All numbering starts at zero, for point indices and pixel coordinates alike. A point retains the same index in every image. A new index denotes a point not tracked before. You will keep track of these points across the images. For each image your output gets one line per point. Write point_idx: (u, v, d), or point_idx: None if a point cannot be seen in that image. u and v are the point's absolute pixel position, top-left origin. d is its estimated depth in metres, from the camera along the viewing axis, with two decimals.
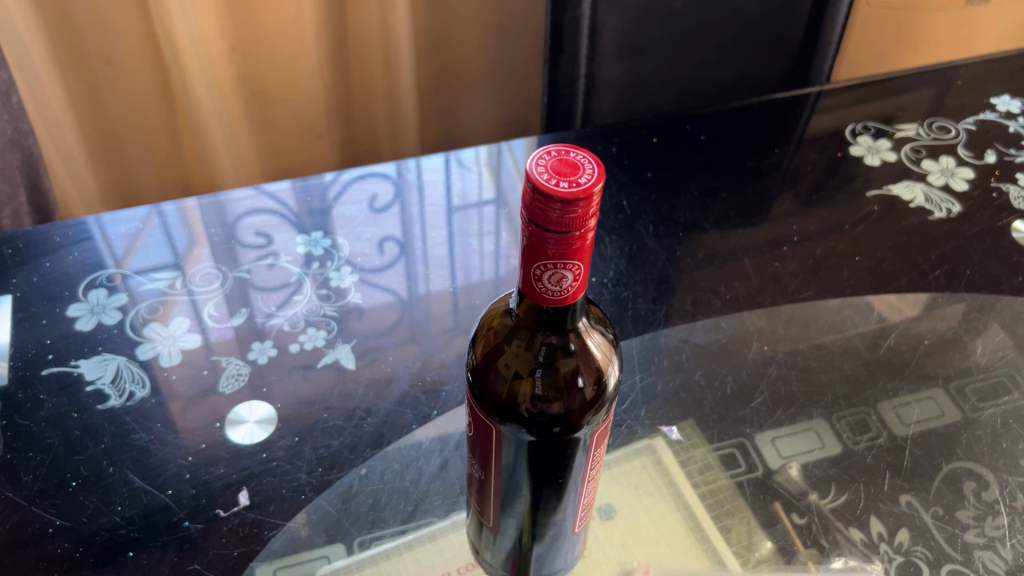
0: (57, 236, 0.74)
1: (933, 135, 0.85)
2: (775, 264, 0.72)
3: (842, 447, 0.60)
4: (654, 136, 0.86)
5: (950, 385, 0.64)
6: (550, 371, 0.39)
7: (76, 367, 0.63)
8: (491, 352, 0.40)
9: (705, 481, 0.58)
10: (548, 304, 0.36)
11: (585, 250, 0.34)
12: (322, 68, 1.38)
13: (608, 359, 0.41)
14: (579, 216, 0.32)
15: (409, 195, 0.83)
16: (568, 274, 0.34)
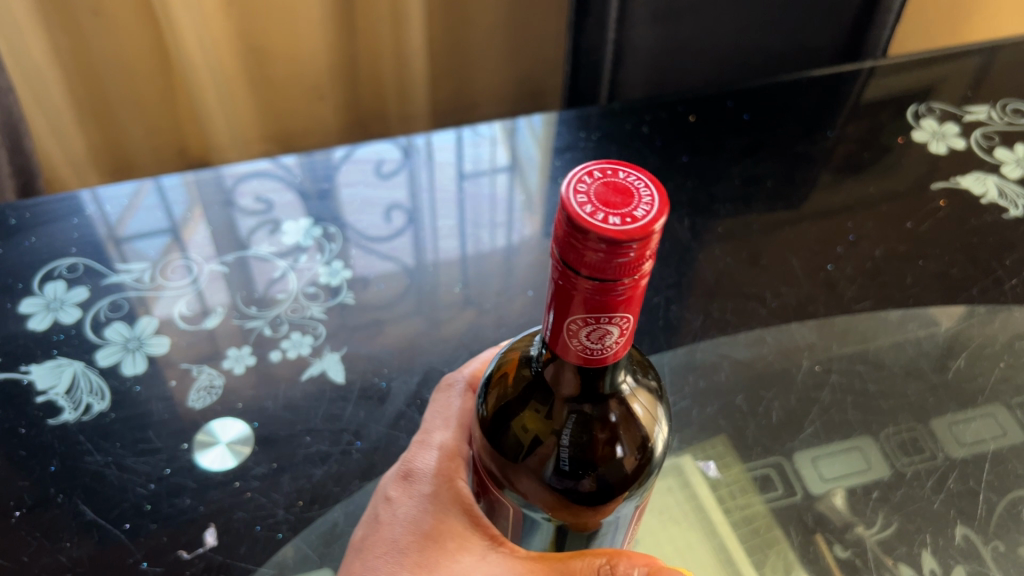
0: (14, 217, 0.65)
1: (1007, 120, 0.76)
2: (828, 267, 0.64)
3: (892, 469, 0.52)
4: (690, 113, 0.78)
5: (1014, 403, 0.56)
6: (581, 439, 0.31)
7: (27, 374, 0.55)
8: (507, 411, 0.32)
9: (739, 507, 0.50)
10: (585, 363, 0.27)
11: (637, 301, 0.25)
12: (326, 24, 1.28)
13: (656, 420, 0.33)
14: (631, 261, 0.23)
15: (417, 172, 0.74)
16: (614, 330, 0.26)
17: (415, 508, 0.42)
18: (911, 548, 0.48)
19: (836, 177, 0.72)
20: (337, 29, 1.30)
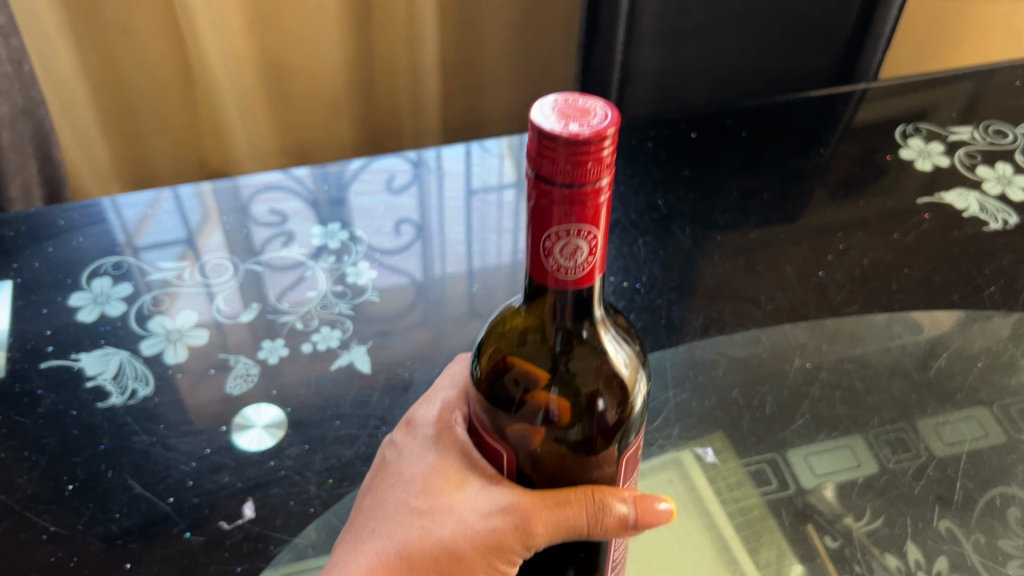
0: (62, 220, 0.71)
1: (989, 140, 0.81)
2: (819, 274, 0.69)
3: (879, 466, 0.55)
4: (692, 131, 0.84)
5: (995, 405, 0.59)
6: (567, 393, 0.36)
7: (77, 361, 0.60)
8: (500, 366, 0.37)
9: (734, 500, 0.53)
10: (560, 286, 0.30)
11: (601, 214, 0.28)
12: (342, 43, 1.34)
13: (637, 378, 0.37)
14: (591, 165, 0.27)
15: (427, 183, 0.81)
16: (584, 245, 0.29)
17: (421, 448, 0.45)
18: (893, 530, 0.51)
19: (833, 196, 0.77)
20: (352, 48, 1.36)
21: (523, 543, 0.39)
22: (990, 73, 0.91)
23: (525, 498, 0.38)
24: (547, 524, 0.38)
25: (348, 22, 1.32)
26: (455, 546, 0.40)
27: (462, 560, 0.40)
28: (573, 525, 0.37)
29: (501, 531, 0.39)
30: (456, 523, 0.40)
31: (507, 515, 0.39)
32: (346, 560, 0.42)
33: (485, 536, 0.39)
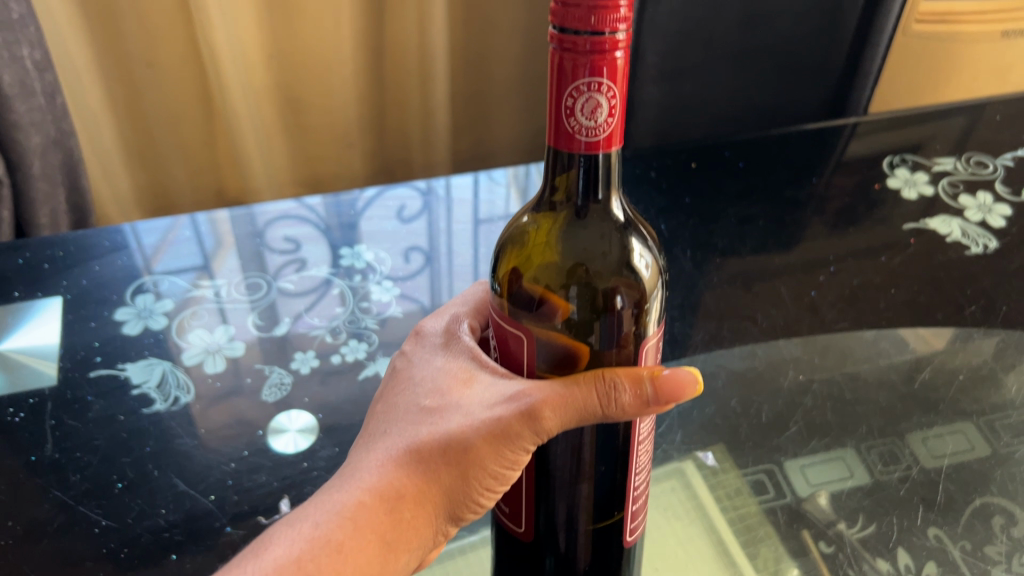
0: (108, 246, 0.79)
1: (970, 170, 0.88)
2: (811, 293, 0.74)
3: (872, 477, 0.59)
4: (692, 162, 0.91)
5: (981, 420, 0.63)
6: (586, 293, 0.39)
7: (123, 371, 0.65)
8: (521, 267, 0.41)
9: (735, 506, 0.57)
10: (581, 150, 0.33)
11: (617, 72, 0.32)
12: (357, 78, 1.40)
13: (656, 282, 0.40)
14: (615, 17, 0.31)
15: (435, 210, 0.88)
16: (603, 102, 0.32)
17: (430, 355, 0.47)
18: (882, 527, 0.55)
19: (833, 228, 0.82)
20: (367, 84, 1.42)
21: (532, 430, 0.40)
22: (968, 114, 0.98)
23: (535, 386, 0.40)
24: (557, 407, 0.39)
25: (363, 58, 1.39)
26: (464, 435, 0.41)
27: (471, 448, 0.41)
28: (584, 406, 0.38)
29: (510, 417, 0.40)
30: (465, 415, 0.42)
31: (517, 401, 0.40)
32: (355, 457, 0.43)
33: (495, 423, 0.40)
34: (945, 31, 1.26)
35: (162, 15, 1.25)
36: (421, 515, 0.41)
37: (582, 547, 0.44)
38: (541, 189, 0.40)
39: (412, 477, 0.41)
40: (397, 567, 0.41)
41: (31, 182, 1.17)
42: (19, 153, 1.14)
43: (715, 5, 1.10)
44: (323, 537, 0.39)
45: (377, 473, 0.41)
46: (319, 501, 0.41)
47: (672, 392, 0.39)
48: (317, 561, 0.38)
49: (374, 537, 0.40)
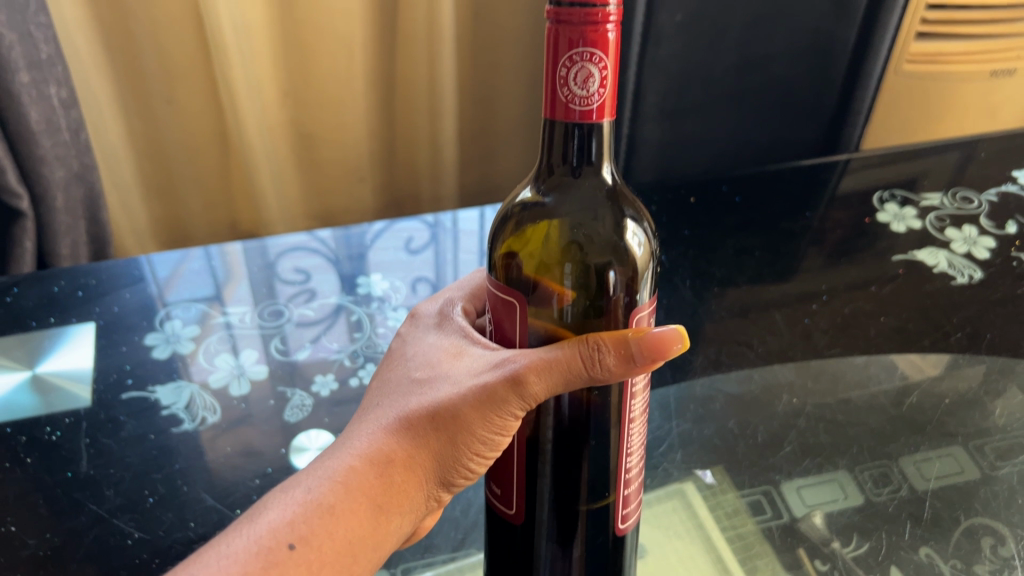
0: (138, 276, 0.85)
1: (956, 205, 0.93)
2: (805, 320, 0.79)
3: (865, 498, 0.62)
4: (692, 196, 0.98)
5: (969, 444, 0.66)
6: (579, 268, 0.43)
7: (153, 393, 0.69)
8: (518, 242, 0.44)
9: (733, 525, 0.59)
10: (576, 118, 0.37)
11: (608, 44, 0.35)
12: (368, 116, 1.45)
13: (648, 258, 0.43)
14: None
15: (443, 241, 0.93)
16: (595, 72, 0.36)
17: (425, 337, 0.51)
18: (874, 541, 0.58)
19: (829, 262, 0.86)
20: (379, 121, 1.47)
21: (518, 395, 0.42)
22: (953, 154, 1.04)
23: (522, 353, 0.42)
24: (541, 370, 0.41)
25: (374, 96, 1.44)
26: (451, 403, 0.44)
27: (460, 414, 0.43)
28: (567, 369, 0.40)
29: (495, 382, 0.43)
30: (454, 384, 0.45)
31: (502, 368, 0.43)
32: (348, 430, 0.45)
33: (481, 389, 0.43)
34: (936, 71, 1.31)
35: (182, 55, 1.31)
36: (410, 480, 0.44)
37: (572, 529, 0.45)
38: (537, 160, 0.43)
39: (400, 444, 0.44)
40: (389, 531, 0.43)
41: (53, 214, 1.22)
42: (43, 186, 1.18)
43: (712, 47, 1.20)
44: (316, 500, 0.41)
45: (368, 441, 0.43)
46: (313, 469, 0.43)
47: (654, 351, 0.40)
48: (310, 523, 0.40)
49: (365, 500, 0.42)
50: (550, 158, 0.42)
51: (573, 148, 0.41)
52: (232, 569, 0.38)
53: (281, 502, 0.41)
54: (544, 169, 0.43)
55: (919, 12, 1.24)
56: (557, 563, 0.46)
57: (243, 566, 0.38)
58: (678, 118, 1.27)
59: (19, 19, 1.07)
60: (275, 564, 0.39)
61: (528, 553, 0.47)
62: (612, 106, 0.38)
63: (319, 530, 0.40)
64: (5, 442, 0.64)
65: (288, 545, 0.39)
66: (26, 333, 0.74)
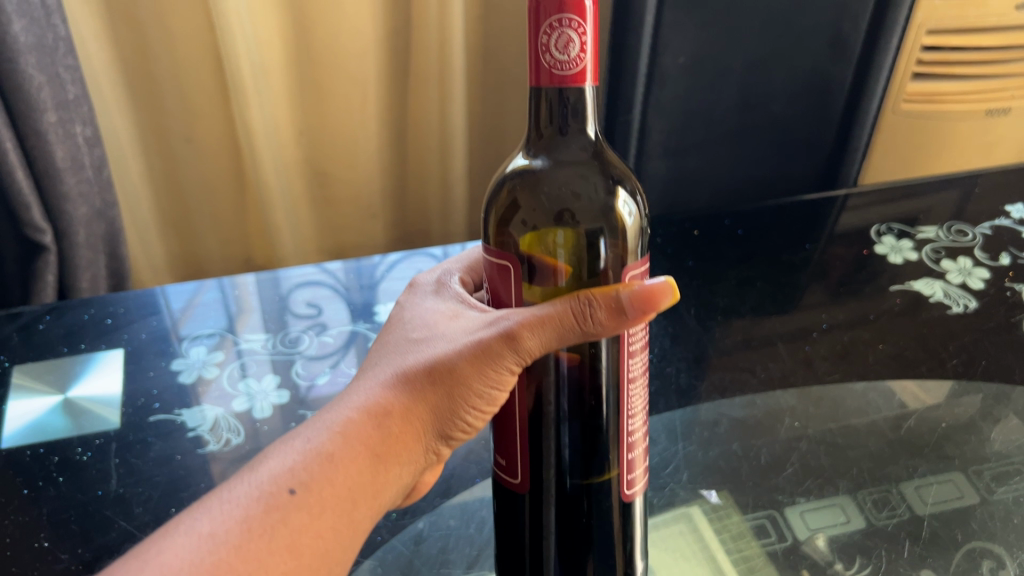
0: (165, 307, 0.89)
1: (951, 238, 0.97)
2: (805, 348, 0.82)
3: (866, 521, 0.62)
4: (695, 230, 1.04)
5: (967, 468, 0.67)
6: (572, 236, 0.44)
7: (179, 416, 0.73)
8: (510, 209, 0.45)
9: (738, 548, 0.60)
10: (558, 84, 0.40)
11: (585, 11, 0.39)
12: (380, 154, 1.49)
13: (638, 225, 0.46)
14: None
15: None
16: (575, 38, 0.39)
17: (424, 304, 0.54)
18: (870, 558, 0.59)
19: (833, 296, 0.90)
20: (390, 159, 1.52)
21: (512, 349, 0.44)
22: (948, 191, 1.09)
23: (517, 312, 0.45)
24: (535, 326, 0.43)
25: (386, 134, 1.48)
26: (449, 359, 0.46)
27: (457, 369, 0.46)
28: (561, 324, 0.43)
29: (490, 339, 0.45)
30: (451, 342, 0.47)
31: (498, 326, 0.45)
32: (349, 389, 0.48)
33: (477, 345, 0.45)
34: (933, 110, 1.34)
35: (201, 95, 1.35)
36: (409, 433, 0.46)
37: (579, 493, 0.48)
38: (526, 126, 0.46)
39: (398, 397, 0.46)
40: (388, 483, 0.45)
41: (75, 249, 1.25)
42: (66, 222, 1.22)
43: (714, 90, 1.25)
44: (316, 449, 0.43)
45: (368, 395, 0.46)
46: (315, 422, 0.46)
47: (645, 303, 0.42)
48: (311, 469, 0.42)
49: (364, 449, 0.44)
50: (538, 122, 0.46)
51: (558, 112, 0.45)
52: (236, 511, 0.41)
53: (284, 452, 0.44)
54: (533, 133, 0.46)
55: (915, 52, 1.29)
56: (565, 529, 0.48)
57: (246, 509, 0.40)
58: (682, 156, 1.31)
59: (48, 61, 1.12)
60: (277, 507, 0.41)
61: (537, 524, 0.49)
62: (593, 73, 0.41)
63: (319, 476, 0.42)
64: (37, 463, 0.67)
65: (290, 490, 0.42)
66: (57, 359, 0.79)
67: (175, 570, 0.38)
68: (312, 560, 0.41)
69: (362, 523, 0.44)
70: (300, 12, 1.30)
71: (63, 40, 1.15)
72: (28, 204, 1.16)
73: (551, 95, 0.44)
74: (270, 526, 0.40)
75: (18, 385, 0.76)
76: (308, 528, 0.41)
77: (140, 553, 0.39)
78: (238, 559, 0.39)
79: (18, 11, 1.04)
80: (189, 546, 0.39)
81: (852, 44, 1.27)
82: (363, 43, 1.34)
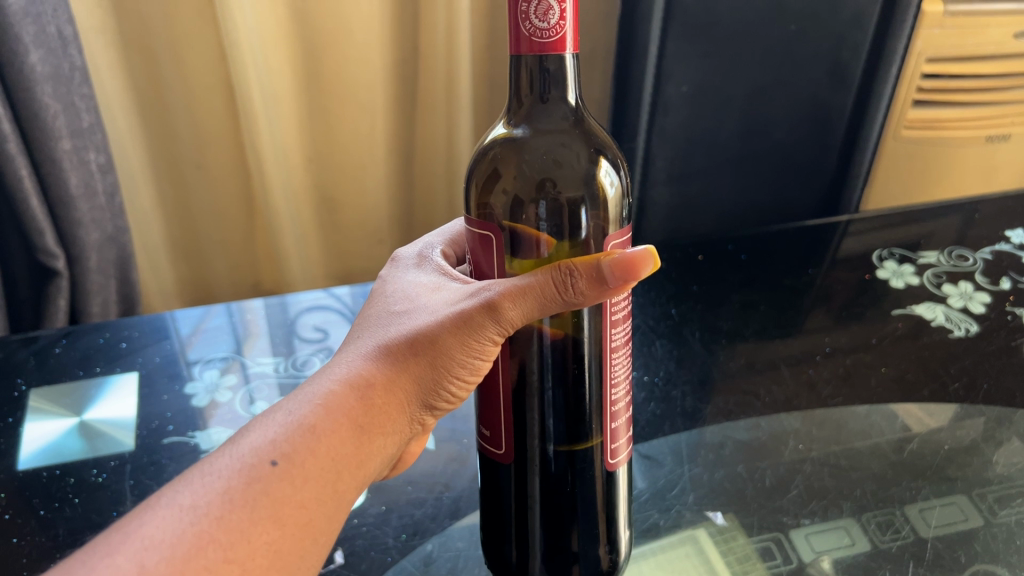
0: (177, 330, 0.91)
1: (952, 263, 0.99)
2: (809, 371, 0.83)
3: (871, 543, 0.63)
4: (699, 255, 1.05)
5: (970, 490, 0.68)
6: (553, 205, 0.46)
7: (192, 438, 0.74)
8: (492, 178, 0.47)
9: (744, 570, 0.61)
10: (539, 51, 0.42)
11: None
12: (387, 180, 1.51)
13: (618, 194, 0.48)
14: None
15: None
16: (553, 5, 0.41)
17: (407, 277, 0.58)
18: None
19: (836, 320, 0.91)
20: (398, 186, 1.54)
21: (492, 319, 0.47)
22: (948, 216, 1.10)
23: (499, 283, 0.47)
24: (516, 296, 0.46)
25: (394, 161, 1.50)
26: (430, 331, 0.49)
27: (438, 339, 0.49)
28: (541, 295, 0.46)
29: (472, 310, 0.48)
30: (433, 314, 0.50)
31: (479, 297, 0.48)
32: (331, 364, 0.50)
33: (460, 316, 0.48)
34: (933, 137, 1.36)
35: (212, 123, 1.37)
36: (390, 403, 0.49)
37: (563, 462, 0.51)
38: (509, 95, 0.47)
39: (380, 368, 0.49)
40: (371, 452, 0.48)
41: (87, 274, 1.26)
42: (78, 247, 1.23)
43: (717, 118, 1.27)
44: (297, 421, 0.46)
45: (350, 368, 0.49)
46: (297, 397, 0.48)
47: (625, 271, 0.45)
48: (292, 441, 0.45)
49: (345, 419, 0.46)
50: (519, 91, 0.47)
51: (539, 82, 0.46)
52: (218, 484, 0.43)
53: (265, 427, 0.46)
54: (515, 103, 0.47)
55: (914, 82, 1.30)
56: (548, 496, 0.52)
57: (227, 481, 0.42)
58: (686, 182, 1.33)
59: (64, 91, 1.14)
60: (259, 478, 0.43)
61: (522, 490, 0.53)
62: (574, 40, 0.43)
63: (302, 447, 0.45)
64: (53, 485, 0.68)
65: (271, 461, 0.44)
66: (73, 383, 0.80)
67: (157, 543, 0.39)
68: (295, 528, 0.43)
69: (346, 492, 0.46)
70: (310, 41, 1.32)
71: (79, 70, 1.17)
72: (42, 229, 1.18)
73: (533, 61, 0.46)
74: (252, 496, 0.42)
75: (33, 407, 0.77)
76: (291, 496, 0.43)
77: (123, 528, 0.41)
78: (220, 529, 0.41)
79: (36, 41, 1.07)
80: (172, 520, 0.41)
81: (853, 72, 1.29)
82: (371, 72, 1.37)
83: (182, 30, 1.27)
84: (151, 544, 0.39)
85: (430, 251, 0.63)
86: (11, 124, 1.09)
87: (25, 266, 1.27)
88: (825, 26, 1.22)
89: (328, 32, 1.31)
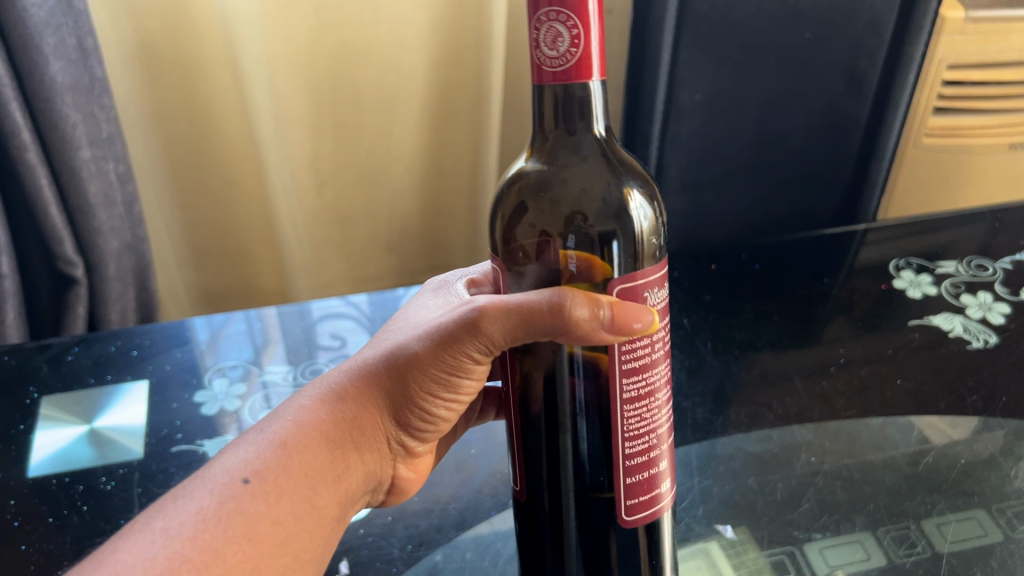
0: (189, 334, 0.92)
1: (971, 272, 0.97)
2: (823, 383, 0.82)
3: (887, 558, 0.62)
4: (712, 263, 1.05)
5: (990, 506, 0.66)
6: (581, 239, 0.45)
7: (201, 446, 0.74)
8: (517, 214, 0.46)
9: None
10: (555, 81, 0.42)
11: (578, 9, 0.40)
12: (403, 200, 1.50)
13: (652, 227, 0.46)
14: None
15: None
16: (563, 33, 0.40)
17: (410, 311, 0.61)
18: None
19: (853, 331, 0.90)
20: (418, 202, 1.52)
21: (471, 335, 0.48)
22: (969, 224, 1.08)
23: (484, 300, 0.48)
24: (495, 314, 0.47)
25: (412, 185, 1.49)
26: (406, 347, 0.51)
27: (413, 354, 0.51)
28: (516, 313, 0.46)
29: (450, 326, 0.50)
30: (411, 333, 0.52)
31: (457, 316, 0.49)
32: (310, 385, 0.53)
33: (438, 333, 0.50)
34: (956, 143, 1.33)
35: (228, 140, 1.39)
36: (363, 419, 0.51)
37: (596, 513, 0.48)
38: (533, 127, 0.46)
39: (356, 385, 0.51)
40: (347, 466, 0.50)
41: (106, 282, 1.27)
42: (97, 255, 1.24)
43: (732, 125, 1.26)
44: (268, 438, 0.48)
45: (326, 387, 0.51)
46: (271, 417, 0.50)
47: (622, 324, 0.43)
48: (262, 458, 0.46)
49: (316, 432, 0.48)
50: (544, 122, 0.46)
51: (563, 110, 0.45)
52: (190, 504, 0.44)
53: (238, 448, 0.48)
54: (540, 136, 0.46)
55: (935, 89, 1.28)
56: (585, 549, 0.49)
57: (202, 502, 0.44)
58: (699, 190, 1.32)
59: (83, 101, 1.15)
60: (232, 496, 0.44)
61: (558, 535, 0.50)
62: (595, 69, 0.42)
63: (273, 463, 0.46)
64: (62, 492, 0.68)
65: (244, 479, 0.45)
66: (84, 390, 0.81)
67: (128, 566, 0.40)
68: (272, 545, 0.44)
69: (324, 506, 0.47)
70: (326, 68, 1.34)
71: (100, 81, 1.18)
72: (62, 238, 1.19)
73: (559, 91, 0.44)
74: (225, 514, 0.43)
75: (46, 416, 0.78)
76: (264, 512, 0.44)
77: (96, 556, 0.41)
78: (194, 550, 0.41)
79: (56, 52, 1.08)
80: (145, 543, 0.41)
81: (870, 79, 1.27)
82: (389, 98, 1.38)
83: (199, 50, 1.29)
84: (124, 567, 0.40)
85: (451, 282, 0.65)
86: (31, 133, 1.10)
87: (44, 273, 1.28)
88: (840, 33, 1.21)
89: (342, 56, 1.33)
